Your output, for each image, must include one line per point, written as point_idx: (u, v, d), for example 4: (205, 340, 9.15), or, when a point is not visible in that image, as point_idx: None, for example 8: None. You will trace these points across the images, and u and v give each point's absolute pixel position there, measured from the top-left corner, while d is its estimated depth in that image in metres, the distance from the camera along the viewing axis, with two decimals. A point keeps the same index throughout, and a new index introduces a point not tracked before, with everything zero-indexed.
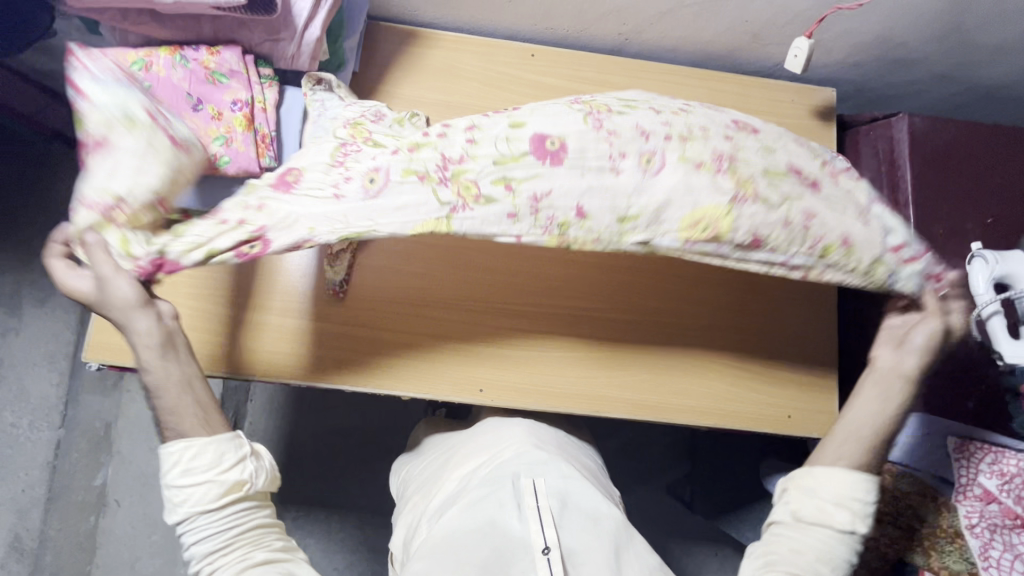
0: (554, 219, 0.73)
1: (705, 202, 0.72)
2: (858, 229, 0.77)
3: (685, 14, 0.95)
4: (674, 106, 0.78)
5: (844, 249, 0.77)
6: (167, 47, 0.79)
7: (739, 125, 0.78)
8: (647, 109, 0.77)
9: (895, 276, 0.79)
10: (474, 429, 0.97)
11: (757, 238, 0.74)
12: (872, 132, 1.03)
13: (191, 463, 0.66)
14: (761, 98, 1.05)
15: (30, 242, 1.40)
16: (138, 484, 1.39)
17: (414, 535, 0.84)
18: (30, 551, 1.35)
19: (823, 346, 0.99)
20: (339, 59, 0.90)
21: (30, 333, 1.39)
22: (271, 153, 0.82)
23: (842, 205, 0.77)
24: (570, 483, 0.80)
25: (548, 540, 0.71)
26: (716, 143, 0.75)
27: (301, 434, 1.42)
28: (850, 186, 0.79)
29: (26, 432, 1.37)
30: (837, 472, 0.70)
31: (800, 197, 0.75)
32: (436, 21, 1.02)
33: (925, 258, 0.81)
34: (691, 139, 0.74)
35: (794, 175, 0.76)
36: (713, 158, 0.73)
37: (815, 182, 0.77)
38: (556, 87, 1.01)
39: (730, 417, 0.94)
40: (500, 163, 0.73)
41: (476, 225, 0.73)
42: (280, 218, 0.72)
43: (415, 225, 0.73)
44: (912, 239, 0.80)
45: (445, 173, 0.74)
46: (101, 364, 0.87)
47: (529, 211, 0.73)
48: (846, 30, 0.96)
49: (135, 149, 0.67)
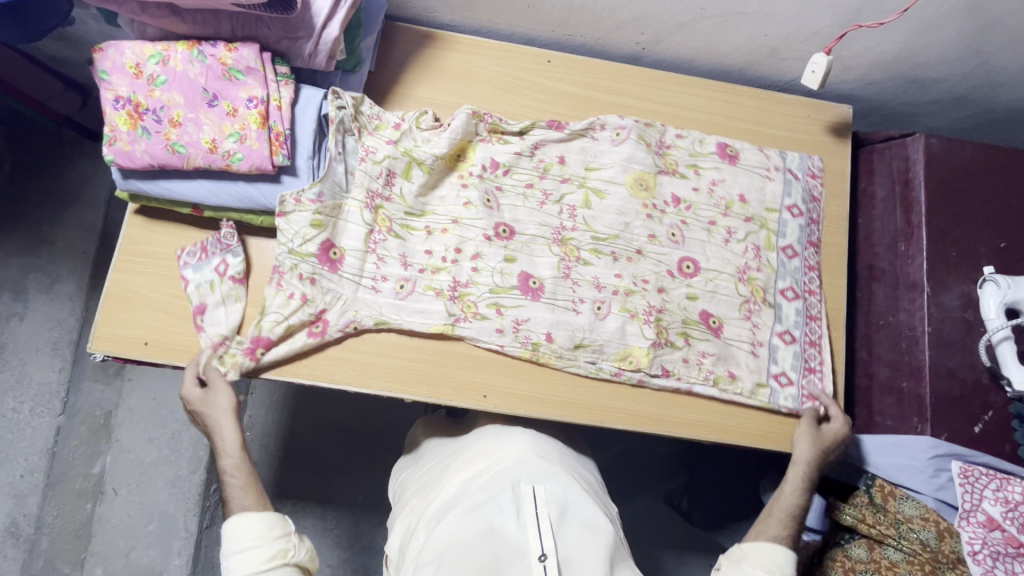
0: (530, 340, 0.89)
1: (634, 345, 0.91)
2: (743, 364, 0.94)
3: (705, 25, 0.94)
4: (630, 250, 0.95)
5: (731, 379, 0.93)
6: (185, 41, 0.79)
7: (677, 271, 0.96)
8: (607, 256, 0.94)
9: (774, 395, 0.94)
10: (474, 436, 0.96)
11: (665, 369, 0.91)
12: (888, 151, 1.03)
13: (244, 536, 0.75)
14: (776, 113, 1.05)
15: (37, 228, 1.40)
16: (136, 473, 1.39)
17: (411, 539, 0.83)
18: (26, 537, 1.35)
19: (834, 365, 0.98)
20: (356, 59, 0.89)
21: (34, 318, 1.39)
22: (284, 151, 0.81)
23: (733, 346, 0.95)
24: (570, 491, 0.79)
25: (545, 547, 0.71)
26: (652, 296, 0.93)
27: (300, 430, 1.42)
28: (755, 326, 0.96)
29: (26, 417, 1.37)
30: (764, 546, 0.80)
31: (702, 339, 0.94)
32: (454, 24, 1.02)
33: (799, 381, 0.95)
34: (633, 293, 0.93)
35: (704, 324, 0.94)
36: (645, 310, 0.92)
37: (717, 328, 0.95)
38: (571, 94, 1.01)
39: (734, 432, 0.93)
40: (495, 291, 0.90)
41: (473, 334, 0.89)
42: (328, 296, 0.86)
43: (428, 326, 0.88)
44: (791, 368, 0.95)
45: (453, 292, 0.90)
46: (106, 355, 0.86)
47: (511, 330, 0.89)
48: (867, 48, 0.95)
49: (215, 298, 0.86)
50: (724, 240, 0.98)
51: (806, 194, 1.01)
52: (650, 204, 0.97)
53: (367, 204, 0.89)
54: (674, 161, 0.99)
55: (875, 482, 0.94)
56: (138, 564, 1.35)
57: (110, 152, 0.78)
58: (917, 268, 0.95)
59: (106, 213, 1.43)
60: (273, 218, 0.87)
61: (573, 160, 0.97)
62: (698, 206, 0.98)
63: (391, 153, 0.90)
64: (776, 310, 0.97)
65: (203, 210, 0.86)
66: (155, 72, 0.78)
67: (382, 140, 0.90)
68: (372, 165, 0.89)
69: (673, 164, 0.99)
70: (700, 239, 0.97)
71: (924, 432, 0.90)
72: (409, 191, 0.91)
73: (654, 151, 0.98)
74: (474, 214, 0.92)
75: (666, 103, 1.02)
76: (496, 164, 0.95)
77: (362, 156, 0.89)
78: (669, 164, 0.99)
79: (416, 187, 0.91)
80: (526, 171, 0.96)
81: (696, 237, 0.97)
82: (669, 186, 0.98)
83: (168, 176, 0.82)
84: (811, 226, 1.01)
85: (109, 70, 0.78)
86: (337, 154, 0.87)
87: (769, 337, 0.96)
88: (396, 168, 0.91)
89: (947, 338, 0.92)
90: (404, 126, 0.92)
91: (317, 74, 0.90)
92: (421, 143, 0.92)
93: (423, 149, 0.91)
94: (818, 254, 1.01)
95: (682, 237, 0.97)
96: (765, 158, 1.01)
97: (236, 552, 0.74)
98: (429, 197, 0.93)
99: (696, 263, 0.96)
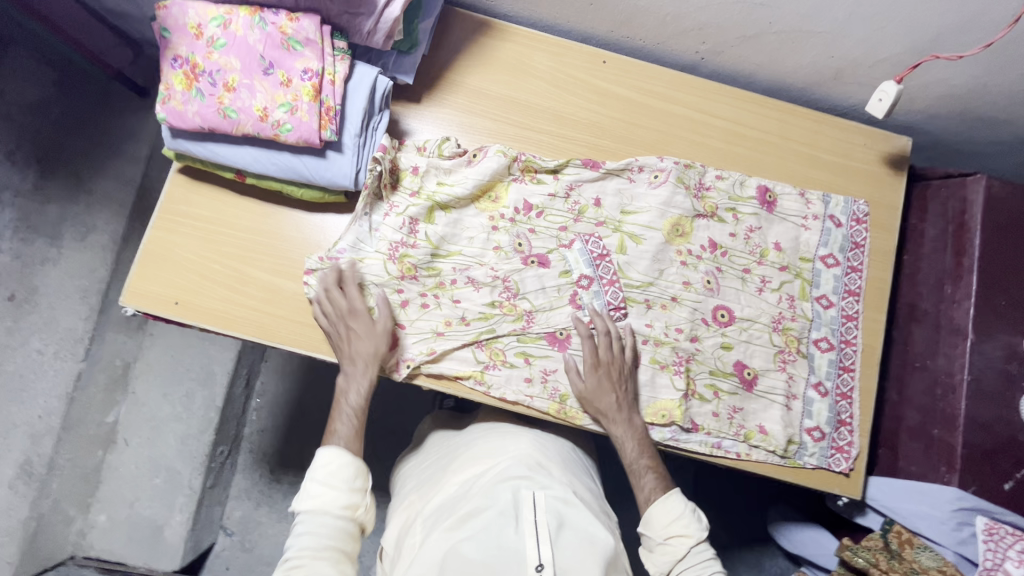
0: (557, 393, 0.89)
1: (664, 398, 0.90)
2: (777, 420, 0.92)
3: (770, 40, 0.92)
4: (664, 297, 0.93)
5: (762, 435, 0.91)
6: (248, 7, 0.78)
7: (711, 320, 0.94)
8: (640, 304, 0.92)
9: (803, 450, 0.92)
10: (480, 430, 0.95)
11: (694, 424, 0.90)
12: (944, 189, 0.99)
13: (328, 477, 0.78)
14: (833, 137, 1.01)
15: (78, 178, 1.39)
16: (149, 426, 1.42)
17: (408, 537, 0.81)
18: (38, 477, 1.32)
19: (865, 407, 0.95)
20: (412, 41, 0.87)
21: (68, 266, 1.36)
22: (333, 127, 0.80)
23: (765, 400, 0.92)
24: (568, 503, 0.77)
25: (543, 557, 0.69)
26: (683, 347, 0.92)
27: (308, 396, 1.51)
28: (790, 377, 0.93)
29: (48, 361, 1.35)
30: (660, 508, 0.84)
31: (731, 393, 0.92)
32: (512, 14, 1.00)
33: (831, 435, 0.93)
34: (663, 343, 0.91)
35: (737, 376, 0.92)
36: (675, 361, 0.91)
37: (751, 380, 0.93)
38: (622, 96, 0.99)
39: (754, 463, 0.91)
40: (523, 339, 0.90)
41: (501, 383, 0.89)
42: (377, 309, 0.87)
43: (459, 370, 0.88)
44: (825, 422, 0.93)
45: (481, 340, 0.89)
46: (137, 310, 0.87)
47: (539, 380, 0.89)
48: (937, 80, 0.92)
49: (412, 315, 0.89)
50: (757, 289, 0.95)
51: (846, 242, 0.98)
52: (685, 249, 0.95)
53: (390, 256, 0.89)
54: (712, 205, 0.97)
55: (892, 526, 0.93)
56: (142, 515, 1.37)
57: (163, 110, 0.79)
58: (963, 313, 0.92)
59: (146, 169, 1.43)
60: (314, 192, 0.87)
61: (608, 203, 0.95)
62: (734, 252, 0.96)
63: (414, 204, 0.89)
64: (809, 361, 0.95)
65: (246, 176, 0.86)
66: (215, 35, 0.78)
67: (408, 193, 0.90)
68: (395, 218, 0.89)
69: (712, 208, 0.96)
70: (734, 287, 0.95)
71: (951, 482, 0.88)
72: (435, 232, 0.90)
73: (693, 193, 0.96)
74: (505, 259, 0.92)
75: (718, 115, 1.00)
76: (529, 206, 0.93)
77: (386, 211, 0.89)
78: (708, 208, 0.96)
79: (440, 229, 0.91)
80: (560, 214, 0.94)
81: (730, 286, 0.95)
82: (705, 231, 0.96)
83: (215, 139, 0.83)
84: (850, 275, 0.97)
85: (171, 28, 0.78)
86: (363, 212, 0.88)
87: (803, 390, 0.94)
88: (420, 214, 0.90)
89: (986, 389, 0.89)
90: (423, 167, 0.90)
91: (372, 51, 0.89)
92: (443, 183, 0.91)
93: (445, 190, 0.90)
94: (858, 304, 0.96)
95: (716, 286, 0.94)
96: (804, 206, 0.98)
97: (317, 481, 0.78)
98: (455, 236, 0.92)
99: (731, 313, 0.94)
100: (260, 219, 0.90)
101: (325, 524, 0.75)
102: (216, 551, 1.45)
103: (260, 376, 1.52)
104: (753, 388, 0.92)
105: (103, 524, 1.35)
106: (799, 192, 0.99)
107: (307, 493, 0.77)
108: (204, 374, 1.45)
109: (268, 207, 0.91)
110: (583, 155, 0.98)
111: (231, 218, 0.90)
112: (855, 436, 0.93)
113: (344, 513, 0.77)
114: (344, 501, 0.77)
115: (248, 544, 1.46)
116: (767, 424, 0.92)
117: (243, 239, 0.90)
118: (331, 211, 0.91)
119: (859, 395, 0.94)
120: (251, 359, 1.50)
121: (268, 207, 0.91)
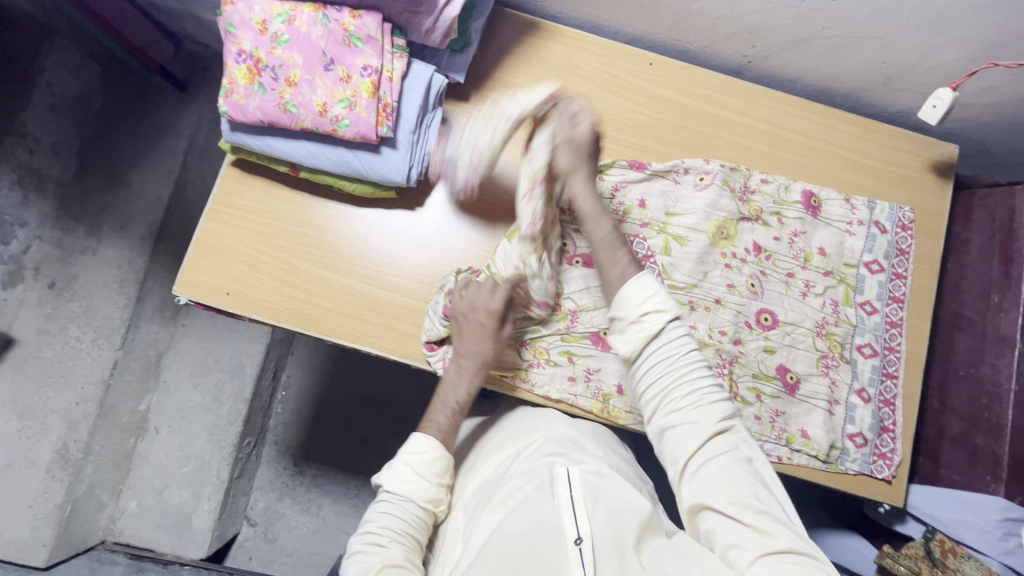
0: (600, 391, 0.90)
1: None
2: (818, 424, 0.92)
3: (821, 45, 0.91)
4: (708, 299, 0.93)
5: (804, 439, 0.91)
6: (312, 3, 0.80)
7: (754, 323, 0.93)
8: (683, 305, 0.92)
9: (845, 456, 0.92)
10: (511, 413, 0.94)
11: None
12: (991, 198, 0.98)
13: (420, 467, 0.78)
14: (879, 143, 1.01)
15: (119, 169, 1.41)
16: (178, 416, 1.45)
17: (450, 522, 0.81)
18: (74, 462, 1.29)
19: (908, 416, 0.94)
20: (465, 40, 0.88)
21: (106, 255, 1.39)
22: (389, 123, 0.82)
23: (808, 405, 0.92)
24: (603, 479, 0.76)
25: (580, 530, 0.67)
26: (727, 348, 0.92)
27: (335, 390, 1.52)
28: (833, 382, 0.93)
29: (87, 347, 1.35)
30: (635, 288, 0.78)
31: (773, 397, 0.92)
32: (560, 15, 1.01)
33: (873, 442, 0.92)
34: (706, 345, 0.91)
35: (780, 380, 0.92)
36: (717, 363, 0.91)
37: (794, 384, 0.93)
38: (667, 98, 0.99)
39: (796, 468, 0.91)
40: (566, 338, 0.91)
41: (545, 381, 0.90)
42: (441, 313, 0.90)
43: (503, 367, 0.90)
44: (868, 428, 0.93)
45: (525, 338, 0.91)
46: (189, 299, 0.89)
47: (582, 379, 0.90)
48: (989, 87, 0.91)
49: None
50: (801, 293, 0.95)
51: (891, 248, 0.97)
52: (730, 251, 0.95)
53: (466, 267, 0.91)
54: (758, 208, 0.97)
55: (935, 535, 0.93)
56: (170, 502, 1.41)
57: (226, 103, 0.80)
58: (1010, 322, 0.91)
59: (184, 161, 1.45)
60: (366, 186, 0.89)
61: (653, 204, 0.95)
62: (778, 256, 0.96)
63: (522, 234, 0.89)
64: (852, 367, 0.94)
65: (300, 171, 0.88)
66: (279, 31, 0.79)
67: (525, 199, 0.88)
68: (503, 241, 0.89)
69: (757, 212, 0.97)
70: (778, 291, 0.95)
71: (996, 492, 0.88)
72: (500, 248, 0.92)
73: (738, 196, 0.96)
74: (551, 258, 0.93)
75: (763, 119, 1.00)
76: None
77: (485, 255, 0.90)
78: (753, 211, 0.96)
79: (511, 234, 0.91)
80: None
81: (774, 289, 0.95)
82: (750, 233, 0.96)
83: (273, 133, 0.84)
84: (895, 281, 0.97)
85: (237, 23, 0.79)
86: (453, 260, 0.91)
87: (845, 396, 0.94)
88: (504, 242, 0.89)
89: None
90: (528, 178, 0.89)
91: (427, 51, 0.90)
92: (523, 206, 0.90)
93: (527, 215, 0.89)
94: (902, 310, 0.96)
95: (761, 289, 0.94)
96: (849, 211, 0.98)
97: (405, 465, 0.79)
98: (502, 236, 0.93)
99: (774, 316, 0.94)
100: (310, 213, 0.92)
101: (408, 510, 0.77)
102: (241, 540, 1.46)
103: (287, 368, 1.53)
104: (796, 393, 0.92)
105: (134, 510, 1.42)
106: (845, 197, 0.99)
107: (397, 476, 0.78)
108: (234, 366, 1.47)
109: (318, 202, 0.92)
110: (627, 155, 0.98)
111: (283, 212, 0.92)
112: (896, 443, 0.93)
113: (428, 503, 0.78)
114: (427, 488, 0.78)
115: (272, 535, 1.47)
116: (811, 429, 0.92)
117: (292, 232, 0.91)
118: (380, 206, 0.93)
119: (901, 402, 0.94)
120: (280, 351, 1.51)
121: (317, 202, 0.92)
